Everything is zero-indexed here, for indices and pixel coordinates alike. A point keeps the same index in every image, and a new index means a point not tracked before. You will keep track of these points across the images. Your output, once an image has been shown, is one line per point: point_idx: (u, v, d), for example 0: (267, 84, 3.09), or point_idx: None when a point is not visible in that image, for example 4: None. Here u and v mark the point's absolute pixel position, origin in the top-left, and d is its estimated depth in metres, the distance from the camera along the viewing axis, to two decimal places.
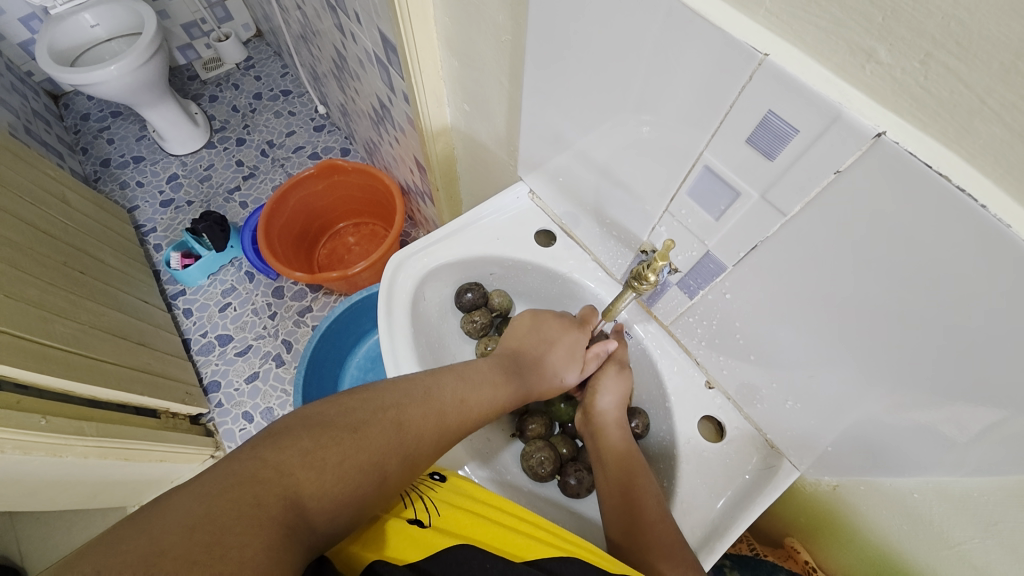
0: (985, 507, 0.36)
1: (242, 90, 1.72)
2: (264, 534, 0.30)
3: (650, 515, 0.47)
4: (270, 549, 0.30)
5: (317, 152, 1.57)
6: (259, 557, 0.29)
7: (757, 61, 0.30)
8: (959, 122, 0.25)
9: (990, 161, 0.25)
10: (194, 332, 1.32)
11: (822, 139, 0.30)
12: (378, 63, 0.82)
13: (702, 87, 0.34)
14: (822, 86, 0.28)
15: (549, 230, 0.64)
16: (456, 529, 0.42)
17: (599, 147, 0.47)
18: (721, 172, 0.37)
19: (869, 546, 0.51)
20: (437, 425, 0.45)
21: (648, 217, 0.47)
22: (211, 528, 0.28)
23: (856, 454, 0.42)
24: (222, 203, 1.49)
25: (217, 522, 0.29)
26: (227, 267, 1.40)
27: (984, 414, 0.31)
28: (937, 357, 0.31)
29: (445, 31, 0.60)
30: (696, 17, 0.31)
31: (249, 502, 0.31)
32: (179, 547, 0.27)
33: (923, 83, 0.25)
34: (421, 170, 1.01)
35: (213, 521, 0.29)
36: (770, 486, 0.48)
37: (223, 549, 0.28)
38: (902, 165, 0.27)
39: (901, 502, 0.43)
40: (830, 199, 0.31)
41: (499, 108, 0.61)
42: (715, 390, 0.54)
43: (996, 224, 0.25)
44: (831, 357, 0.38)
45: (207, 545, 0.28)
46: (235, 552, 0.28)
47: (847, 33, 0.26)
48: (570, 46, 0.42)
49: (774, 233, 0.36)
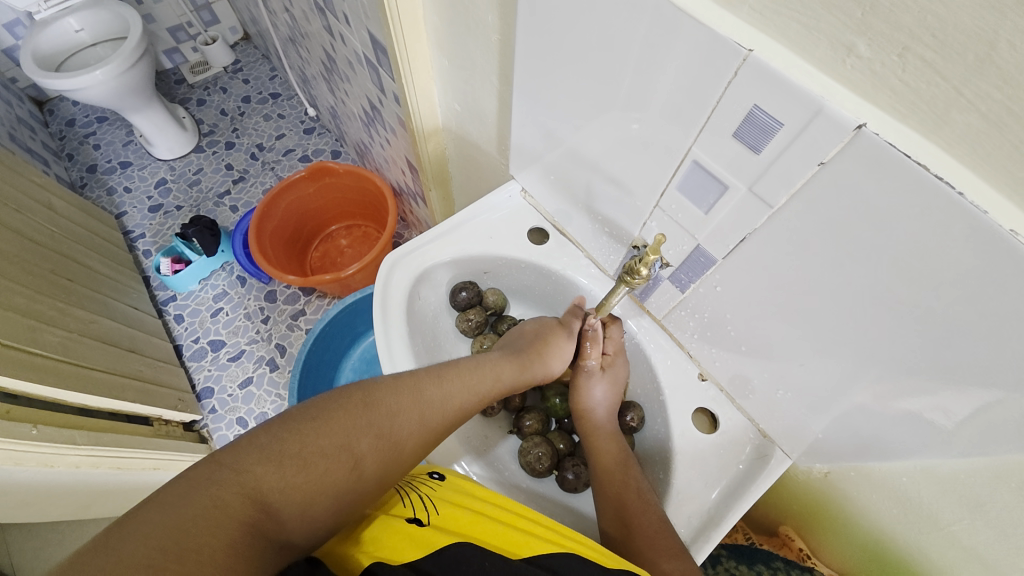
0: (973, 488, 0.37)
1: (230, 94, 1.71)
2: (220, 532, 0.30)
3: (643, 506, 0.47)
4: (227, 547, 0.30)
5: (307, 154, 1.57)
6: (218, 556, 0.29)
7: (742, 56, 0.30)
8: (936, 112, 0.25)
9: (967, 149, 0.25)
10: (187, 338, 1.31)
11: (806, 132, 0.30)
12: (368, 64, 0.83)
13: (690, 82, 0.34)
14: (805, 80, 0.29)
15: (541, 228, 0.64)
16: (455, 527, 0.42)
17: (590, 142, 0.48)
18: (709, 166, 0.37)
19: (861, 531, 0.52)
20: (409, 404, 0.45)
21: (640, 213, 0.48)
22: (166, 534, 0.29)
23: (849, 441, 0.43)
24: (212, 208, 1.48)
25: (174, 528, 0.29)
26: (219, 271, 1.39)
27: (968, 395, 0.32)
28: (920, 342, 0.32)
29: (434, 29, 0.60)
30: (681, 14, 0.32)
31: (204, 503, 0.31)
32: (135, 555, 0.27)
33: (901, 76, 0.25)
34: (413, 172, 1.01)
35: (171, 527, 0.29)
36: (763, 475, 0.49)
37: (180, 552, 0.28)
38: (883, 155, 0.28)
39: (892, 487, 0.44)
40: (816, 190, 0.32)
41: (490, 108, 0.61)
42: (708, 382, 0.55)
43: (973, 210, 0.26)
44: (820, 347, 0.39)
45: (165, 549, 0.28)
46: (193, 553, 0.29)
47: (828, 28, 0.27)
48: (560, 43, 0.43)
49: (762, 225, 0.37)
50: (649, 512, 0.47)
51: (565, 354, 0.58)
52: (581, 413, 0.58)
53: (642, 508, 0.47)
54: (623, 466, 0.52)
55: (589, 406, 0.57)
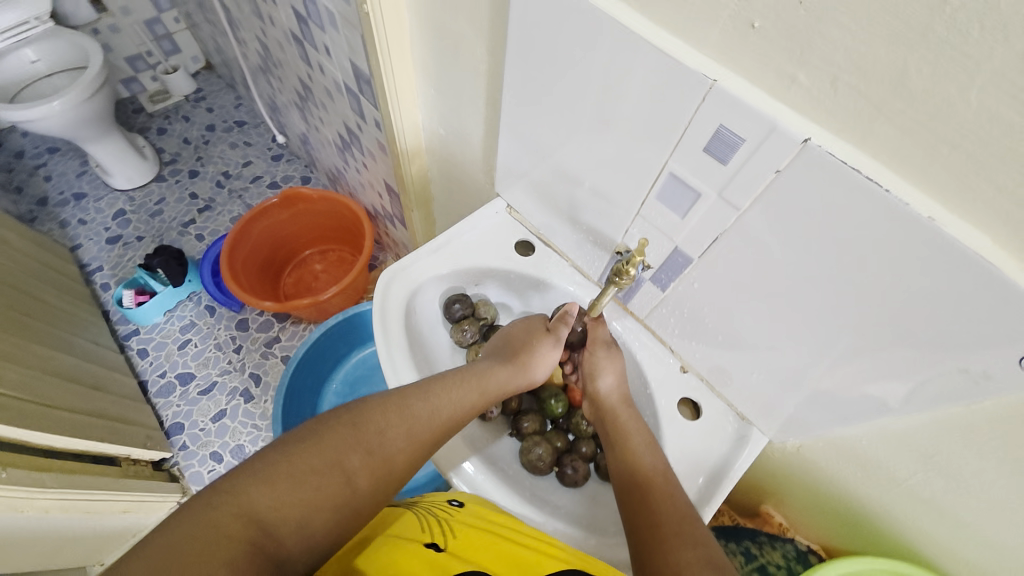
0: (919, 441, 0.43)
1: (192, 122, 1.68)
2: (219, 551, 0.33)
3: (670, 492, 0.48)
4: (222, 562, 0.32)
5: (277, 181, 1.57)
6: (217, 572, 0.32)
7: (708, 85, 0.36)
8: (864, 127, 0.31)
9: (890, 155, 0.31)
10: (152, 373, 1.25)
11: (764, 144, 0.36)
12: (349, 92, 0.86)
13: (664, 106, 0.40)
14: (759, 102, 0.35)
15: (527, 241, 0.69)
16: (471, 557, 0.43)
17: (573, 159, 0.53)
18: (684, 177, 0.43)
19: (831, 499, 0.58)
20: (397, 420, 0.47)
21: (622, 222, 0.53)
22: (168, 557, 0.31)
23: (815, 414, 0.49)
24: (176, 237, 1.44)
25: (174, 551, 0.32)
26: (186, 302, 1.35)
27: (910, 362, 0.38)
28: (868, 319, 0.38)
29: (420, 59, 0.65)
30: (653, 50, 0.38)
31: (203, 526, 0.34)
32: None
33: (835, 99, 0.32)
34: (392, 194, 1.04)
35: (174, 551, 0.32)
36: (744, 454, 0.55)
37: (181, 569, 0.31)
38: (826, 163, 0.33)
39: (855, 452, 0.50)
40: (773, 193, 0.38)
41: (476, 131, 0.65)
42: (689, 373, 0.60)
43: (899, 204, 0.32)
44: (784, 332, 0.45)
45: (168, 571, 0.30)
46: (194, 570, 0.31)
47: (776, 62, 0.33)
48: (544, 72, 0.48)
49: (730, 226, 0.42)
50: (675, 499, 0.48)
51: (549, 360, 0.60)
52: (594, 398, 0.59)
53: (668, 494, 0.48)
54: (652, 446, 0.53)
55: (603, 390, 0.58)
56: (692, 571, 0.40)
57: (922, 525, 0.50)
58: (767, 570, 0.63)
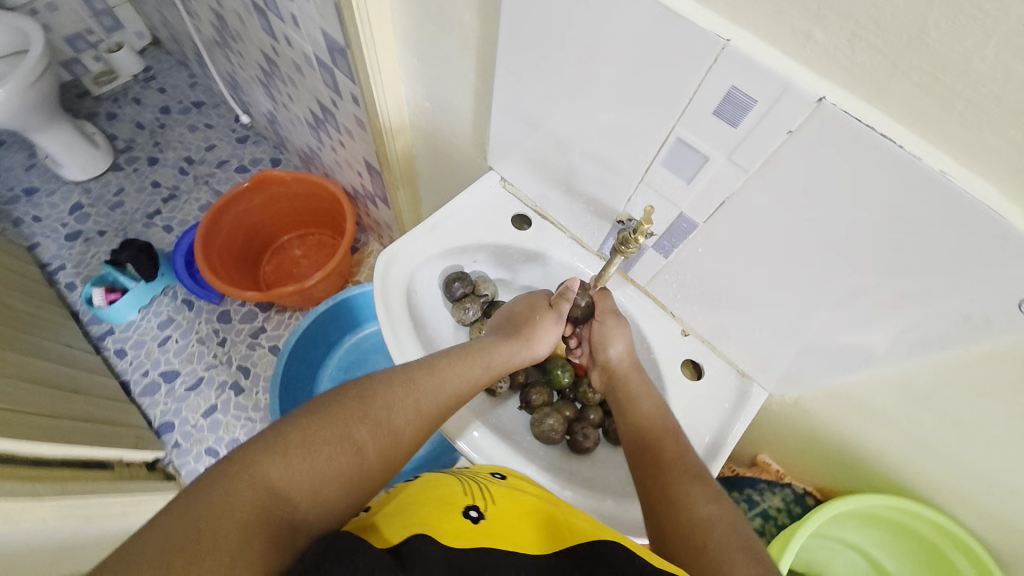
0: (915, 385, 0.46)
1: (144, 105, 1.57)
2: (234, 518, 0.31)
3: (682, 451, 0.49)
4: (240, 526, 0.31)
5: (244, 164, 1.49)
6: (233, 536, 0.30)
7: (721, 45, 0.35)
8: (879, 84, 0.32)
9: (904, 111, 0.32)
10: (133, 373, 1.21)
11: (777, 105, 0.36)
12: (321, 66, 0.81)
13: (673, 69, 0.39)
14: (773, 62, 0.34)
15: (523, 214, 0.68)
16: (511, 526, 0.40)
17: (572, 128, 0.52)
18: (692, 142, 0.42)
19: (826, 444, 0.61)
20: (403, 394, 0.47)
21: (624, 190, 0.53)
22: (183, 525, 0.30)
23: (816, 368, 0.51)
24: (142, 230, 1.36)
25: (188, 519, 0.30)
26: (161, 297, 1.29)
27: (912, 312, 0.39)
28: (874, 274, 0.39)
29: (401, 28, 0.61)
30: (663, 11, 0.37)
31: (217, 494, 0.32)
32: (157, 544, 0.28)
33: (851, 56, 0.32)
34: (373, 173, 1.01)
35: (187, 518, 0.30)
36: (747, 409, 0.57)
37: (197, 534, 0.29)
38: (839, 121, 0.34)
39: (853, 399, 0.53)
40: (784, 155, 0.38)
41: (465, 103, 0.63)
42: (690, 337, 0.61)
43: (911, 159, 0.32)
44: (789, 292, 0.47)
45: (182, 538, 0.29)
46: (209, 535, 0.30)
47: (791, 20, 0.32)
48: (542, 37, 0.46)
49: (738, 190, 0.43)
50: (686, 457, 0.49)
51: (552, 335, 0.60)
52: (604, 365, 0.60)
53: (679, 452, 0.49)
54: (661, 408, 0.54)
55: (614, 356, 0.59)
56: (710, 529, 0.41)
57: (909, 459, 0.54)
58: (768, 514, 0.70)
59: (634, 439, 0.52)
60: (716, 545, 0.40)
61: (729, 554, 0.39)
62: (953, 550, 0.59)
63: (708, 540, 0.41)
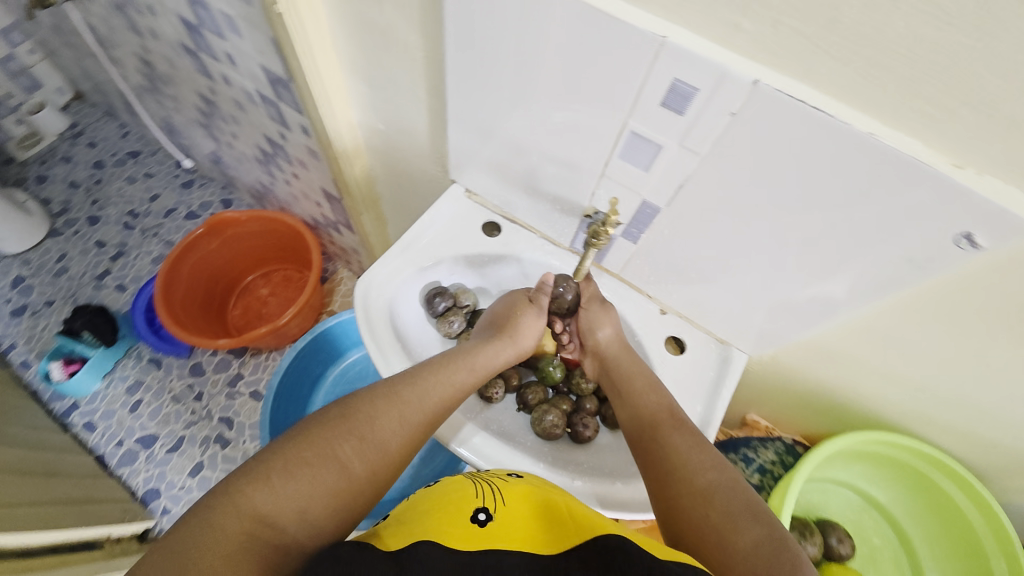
0: (876, 325, 0.50)
1: (76, 162, 1.49)
2: (218, 551, 0.33)
3: (678, 426, 0.50)
4: (225, 557, 0.33)
5: (194, 210, 1.44)
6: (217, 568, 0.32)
7: (659, 43, 0.38)
8: (804, 62, 0.35)
9: (828, 83, 0.35)
10: (107, 444, 1.14)
11: (718, 91, 0.38)
12: (265, 101, 0.80)
13: (618, 67, 0.41)
14: (708, 53, 0.37)
15: (493, 221, 0.69)
16: (521, 522, 0.38)
17: (529, 134, 0.54)
18: (645, 133, 0.45)
19: (805, 394, 0.66)
20: (387, 406, 0.45)
21: (587, 185, 0.55)
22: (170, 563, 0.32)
23: (786, 326, 0.54)
24: (93, 293, 1.29)
25: (176, 558, 0.32)
26: (125, 360, 1.23)
27: (863, 262, 0.43)
28: (825, 232, 0.43)
29: (346, 56, 0.62)
30: (602, 16, 0.39)
31: (205, 528, 0.34)
32: None
33: (776, 39, 0.35)
34: (333, 200, 1.00)
35: (175, 557, 0.32)
36: (730, 373, 0.61)
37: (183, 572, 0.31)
38: (774, 99, 0.37)
39: (822, 348, 0.57)
40: (731, 134, 0.41)
41: (420, 122, 0.64)
42: (669, 315, 0.64)
43: (842, 126, 0.36)
44: (752, 258, 0.50)
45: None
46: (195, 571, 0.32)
47: (718, 13, 0.35)
48: (489, 51, 0.48)
49: (693, 172, 0.45)
50: (683, 431, 0.49)
51: (535, 328, 0.61)
52: (595, 350, 0.61)
53: (676, 427, 0.50)
54: (652, 386, 0.55)
55: (603, 340, 0.60)
56: (713, 495, 0.43)
57: (882, 395, 0.59)
58: (764, 469, 0.73)
59: (634, 415, 0.53)
60: (719, 514, 0.42)
61: (733, 518, 0.41)
62: (933, 471, 0.65)
63: (711, 509, 0.42)
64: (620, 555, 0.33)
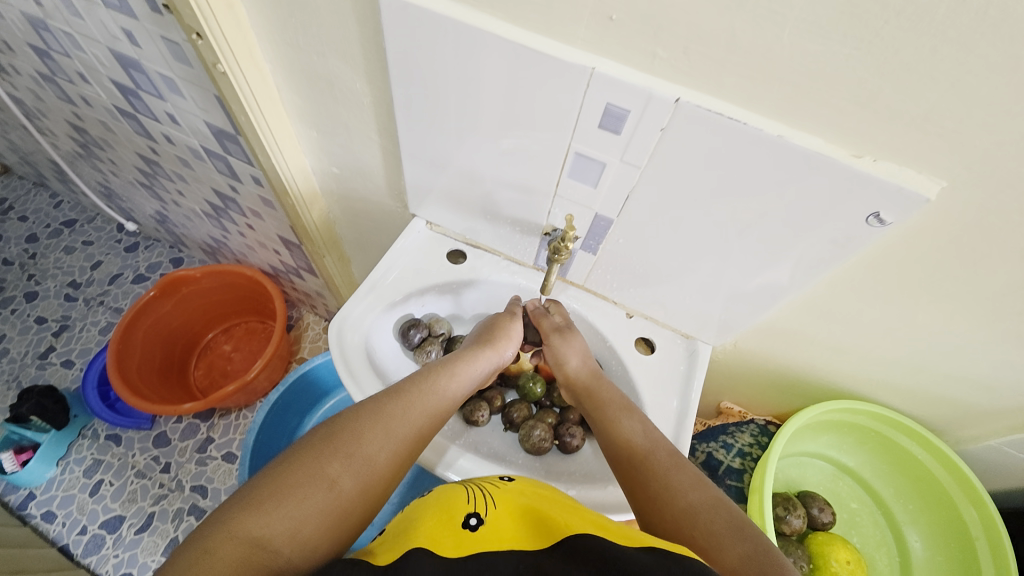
0: (819, 302, 0.55)
1: (5, 238, 1.41)
2: None
3: (652, 446, 0.50)
4: None
5: (142, 273, 1.38)
6: None
7: (589, 73, 0.42)
8: (716, 80, 0.39)
9: (740, 96, 0.40)
10: (69, 533, 1.05)
11: (646, 110, 0.42)
12: (212, 156, 0.80)
13: (556, 96, 0.45)
14: (632, 79, 0.41)
15: (457, 249, 0.71)
16: (510, 522, 0.39)
17: (482, 164, 0.56)
18: (589, 153, 0.49)
19: (769, 375, 0.70)
20: (372, 422, 0.45)
21: (543, 206, 0.58)
22: None
23: (741, 314, 0.59)
24: (38, 373, 1.21)
25: None
26: (80, 441, 1.15)
27: (798, 248, 0.48)
28: (762, 224, 0.47)
29: (294, 107, 0.63)
30: (536, 55, 0.42)
31: (198, 558, 0.34)
32: None
33: (690, 63, 0.39)
34: (292, 247, 0.99)
35: None
36: (699, 364, 0.65)
37: None
38: (696, 113, 0.41)
39: (776, 329, 0.62)
40: (665, 147, 0.45)
41: (375, 163, 0.66)
42: (635, 317, 0.68)
43: (756, 131, 0.40)
44: (702, 256, 0.54)
45: None
46: None
47: (637, 44, 0.39)
48: (435, 92, 0.51)
49: (636, 184, 0.49)
50: (657, 449, 0.50)
51: (513, 336, 0.63)
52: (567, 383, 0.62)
53: (652, 446, 0.50)
54: (625, 410, 0.56)
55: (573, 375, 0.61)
56: (695, 517, 0.43)
57: (836, 366, 0.64)
58: (744, 452, 0.77)
59: (611, 441, 0.53)
60: (702, 535, 0.42)
61: (716, 538, 0.41)
62: (894, 431, 0.71)
63: (694, 531, 0.42)
64: (606, 555, 0.34)
